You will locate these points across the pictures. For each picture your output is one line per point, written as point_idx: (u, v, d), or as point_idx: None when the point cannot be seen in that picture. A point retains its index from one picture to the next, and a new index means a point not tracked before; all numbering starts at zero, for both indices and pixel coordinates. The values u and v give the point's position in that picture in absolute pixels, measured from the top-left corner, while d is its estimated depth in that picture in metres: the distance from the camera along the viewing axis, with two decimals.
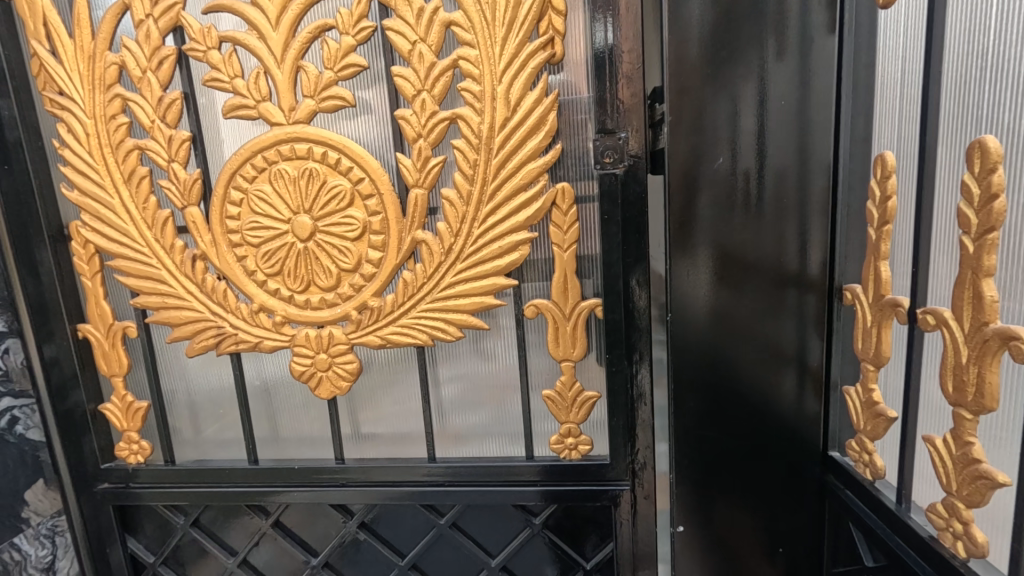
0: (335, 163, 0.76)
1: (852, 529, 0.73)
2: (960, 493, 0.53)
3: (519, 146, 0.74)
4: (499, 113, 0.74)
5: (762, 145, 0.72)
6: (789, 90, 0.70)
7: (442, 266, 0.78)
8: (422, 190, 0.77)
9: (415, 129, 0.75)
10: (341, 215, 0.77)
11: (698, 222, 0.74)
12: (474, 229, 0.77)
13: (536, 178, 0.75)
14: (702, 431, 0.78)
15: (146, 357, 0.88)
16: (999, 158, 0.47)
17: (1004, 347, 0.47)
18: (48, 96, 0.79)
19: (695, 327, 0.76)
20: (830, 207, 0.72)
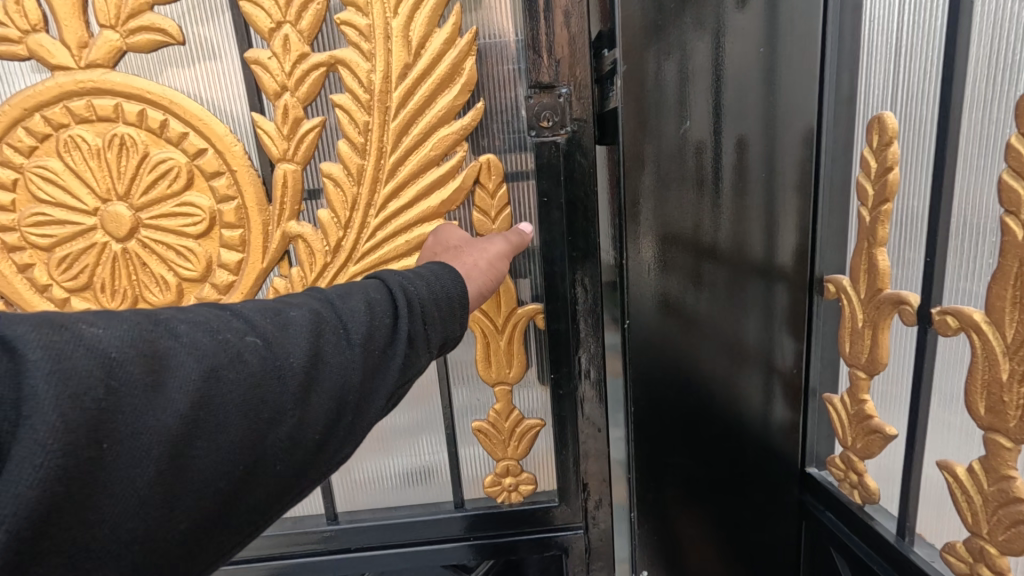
0: (158, 128, 0.58)
1: (834, 556, 0.63)
2: (992, 538, 0.45)
3: (427, 103, 0.57)
4: (397, 57, 0.56)
5: (727, 107, 0.58)
6: (757, 37, 0.57)
7: (329, 269, 0.61)
8: (293, 166, 0.59)
9: (278, 81, 0.57)
10: (176, 203, 0.60)
11: (653, 205, 0.60)
12: (374, 220, 0.60)
13: (455, 146, 0.59)
14: (664, 456, 0.66)
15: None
16: None
17: None
18: None
19: (653, 332, 0.64)
20: (804, 183, 0.59)
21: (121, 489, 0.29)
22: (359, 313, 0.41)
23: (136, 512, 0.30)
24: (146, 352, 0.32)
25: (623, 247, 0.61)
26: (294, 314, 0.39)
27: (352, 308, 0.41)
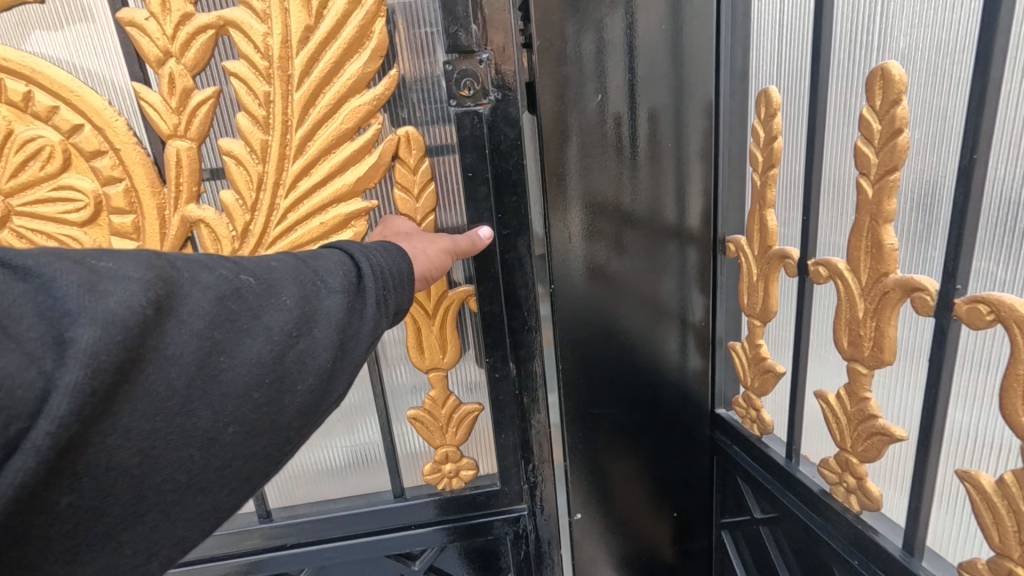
0: (22, 102, 0.56)
1: (740, 482, 0.72)
2: (854, 449, 0.51)
3: (331, 70, 0.57)
4: (297, 19, 0.55)
5: (634, 83, 0.62)
6: (663, 16, 0.60)
7: (240, 255, 0.61)
8: (189, 143, 0.58)
9: (162, 47, 0.55)
10: (55, 187, 0.59)
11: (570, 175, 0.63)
12: (284, 203, 0.60)
13: (370, 118, 0.59)
14: (592, 408, 0.72)
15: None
16: (904, 87, 0.41)
17: (908, 297, 0.43)
18: None
19: (577, 297, 0.68)
20: (708, 153, 0.65)
21: (161, 389, 0.33)
22: (332, 268, 0.43)
23: (184, 407, 0.34)
24: (164, 276, 0.35)
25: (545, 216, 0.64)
26: (277, 264, 0.41)
27: (323, 262, 0.43)
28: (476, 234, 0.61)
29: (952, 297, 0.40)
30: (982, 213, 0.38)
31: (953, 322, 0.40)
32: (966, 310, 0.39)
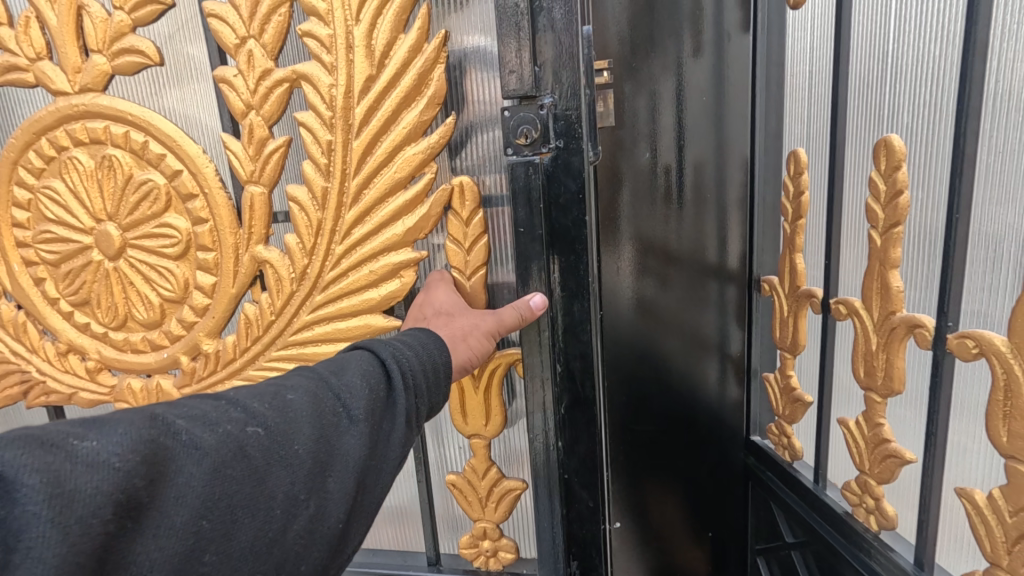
0: (140, 152, 0.63)
1: (773, 508, 0.77)
2: (872, 471, 0.56)
3: (392, 118, 0.56)
4: (360, 68, 0.56)
5: (680, 142, 0.72)
6: (706, 87, 0.71)
7: (295, 297, 0.62)
8: (262, 189, 0.61)
9: (245, 100, 0.59)
10: (156, 226, 0.63)
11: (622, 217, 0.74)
12: (337, 249, 0.60)
13: (425, 166, 0.57)
14: (632, 424, 0.80)
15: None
16: (903, 157, 0.49)
17: (911, 333, 0.49)
18: None
19: (621, 323, 0.77)
20: (746, 202, 0.74)
21: None
22: (358, 389, 0.42)
23: None
24: (156, 450, 0.32)
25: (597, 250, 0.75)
26: (293, 395, 0.40)
27: (348, 382, 0.42)
28: (529, 305, 0.55)
29: (944, 333, 0.46)
30: (966, 262, 0.45)
31: (947, 355, 0.46)
32: (955, 343, 0.45)
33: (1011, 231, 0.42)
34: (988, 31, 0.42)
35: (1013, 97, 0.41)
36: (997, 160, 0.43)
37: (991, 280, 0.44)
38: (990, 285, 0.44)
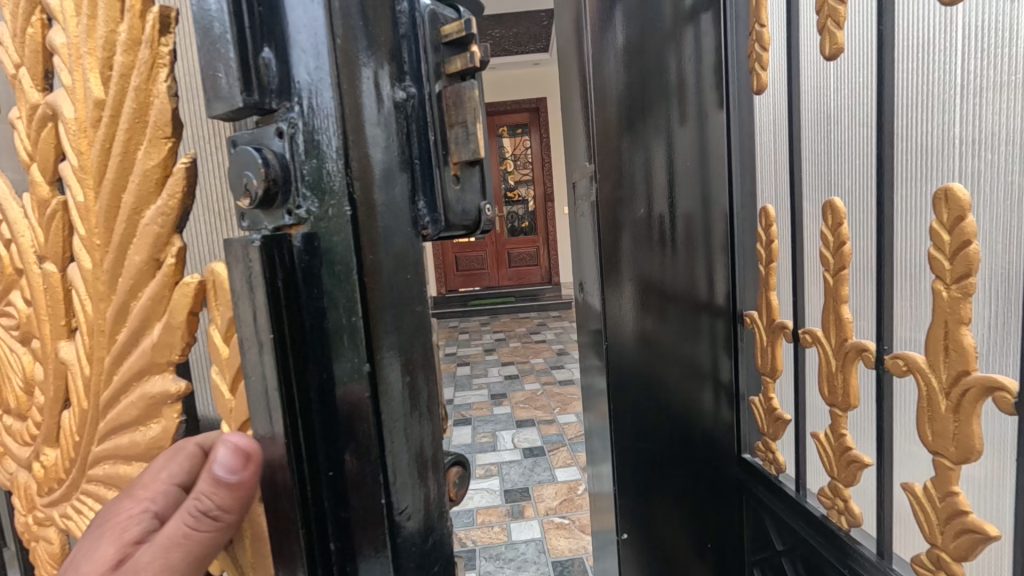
0: None
1: (764, 519, 0.85)
2: (840, 476, 0.66)
3: (126, 163, 0.41)
4: (94, 87, 0.41)
5: (670, 196, 0.86)
6: (690, 151, 0.85)
7: (94, 411, 0.49)
8: (56, 269, 0.50)
9: (29, 150, 0.50)
10: (8, 302, 0.58)
11: (625, 263, 0.87)
12: (119, 376, 0.46)
13: (164, 240, 0.41)
14: (635, 441, 0.90)
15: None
16: (844, 215, 0.63)
17: (859, 356, 0.61)
18: None
19: (622, 353, 0.88)
20: (728, 247, 0.87)
21: None
22: None
23: None
24: None
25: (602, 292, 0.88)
26: None
27: None
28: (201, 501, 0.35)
29: (882, 354, 0.58)
30: (895, 296, 0.56)
31: (886, 372, 0.57)
32: (891, 362, 0.56)
33: (921, 271, 0.54)
34: (894, 122, 0.55)
35: (915, 171, 0.54)
36: (908, 218, 0.55)
37: (913, 310, 0.55)
38: (913, 315, 0.55)
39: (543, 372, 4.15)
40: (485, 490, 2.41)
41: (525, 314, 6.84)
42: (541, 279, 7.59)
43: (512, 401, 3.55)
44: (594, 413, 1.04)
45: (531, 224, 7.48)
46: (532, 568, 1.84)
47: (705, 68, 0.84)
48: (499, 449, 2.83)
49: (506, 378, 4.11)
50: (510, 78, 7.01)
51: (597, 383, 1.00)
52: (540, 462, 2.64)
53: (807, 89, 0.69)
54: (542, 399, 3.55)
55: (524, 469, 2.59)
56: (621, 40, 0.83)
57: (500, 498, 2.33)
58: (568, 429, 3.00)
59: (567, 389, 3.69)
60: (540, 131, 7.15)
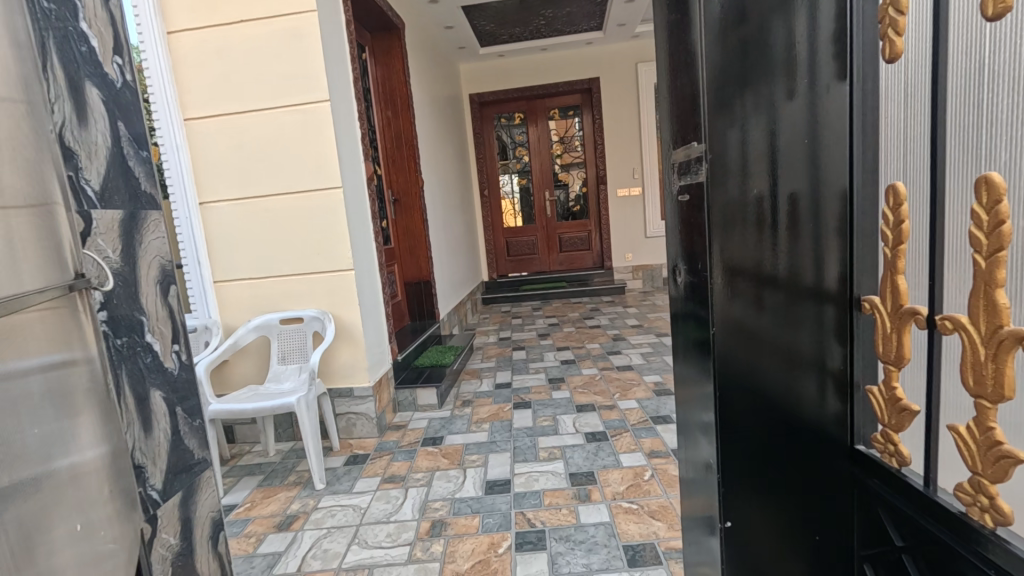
0: None
1: (880, 512, 0.81)
2: (985, 472, 0.62)
3: None
4: None
5: (771, 174, 0.83)
6: (800, 126, 0.81)
7: None
8: None
9: None
10: None
11: (734, 248, 0.85)
12: None
13: None
14: (732, 427, 0.90)
15: (77, 396, 0.85)
16: (1003, 191, 0.57)
17: (1018, 344, 0.56)
18: (72, 149, 0.97)
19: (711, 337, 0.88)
20: (842, 229, 0.82)
21: None
22: None
23: None
24: None
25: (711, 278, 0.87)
26: None
27: None
28: None
29: None
30: None
31: None
32: None
33: None
34: None
35: None
36: None
37: None
38: None
39: (600, 358, 4.13)
40: (550, 473, 2.44)
41: (577, 298, 6.78)
42: (592, 263, 7.50)
43: (571, 386, 3.55)
44: (691, 399, 1.04)
45: (583, 208, 7.38)
46: (604, 551, 1.86)
47: (822, 37, 0.79)
48: (561, 433, 2.85)
49: (562, 362, 4.11)
50: (560, 59, 6.89)
51: (695, 368, 1.00)
52: (604, 447, 2.64)
53: (959, 55, 0.64)
54: (600, 384, 3.53)
55: (588, 453, 2.59)
56: (717, 10, 0.80)
57: (565, 482, 2.35)
58: (630, 415, 2.98)
59: (626, 375, 3.66)
60: (591, 113, 7.01)
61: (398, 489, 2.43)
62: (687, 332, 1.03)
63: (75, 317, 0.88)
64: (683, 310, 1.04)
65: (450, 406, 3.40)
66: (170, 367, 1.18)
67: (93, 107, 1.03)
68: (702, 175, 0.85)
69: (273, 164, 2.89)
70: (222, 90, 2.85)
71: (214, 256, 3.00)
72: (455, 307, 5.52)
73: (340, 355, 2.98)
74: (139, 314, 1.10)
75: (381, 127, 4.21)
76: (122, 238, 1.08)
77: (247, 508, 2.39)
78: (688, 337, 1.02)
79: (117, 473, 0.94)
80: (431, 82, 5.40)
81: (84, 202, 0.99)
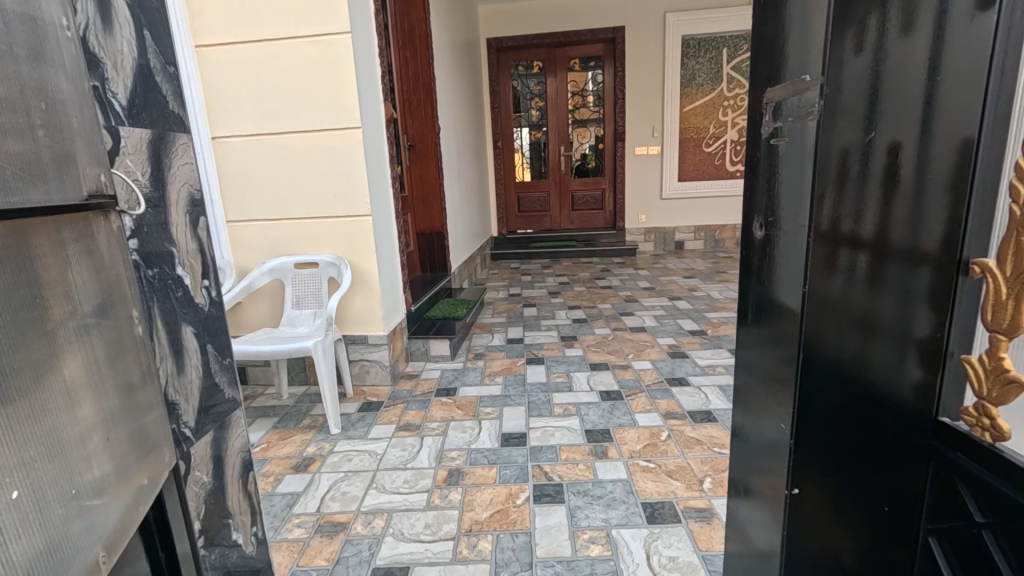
0: None
1: (959, 485, 0.77)
2: None
3: None
4: None
5: (872, 125, 0.74)
6: (917, 67, 0.70)
7: None
8: None
9: None
10: None
11: (840, 203, 0.77)
12: None
13: None
14: (805, 392, 0.87)
15: (121, 322, 0.79)
16: None
17: None
18: (100, 54, 0.88)
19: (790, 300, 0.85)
20: (953, 184, 0.72)
21: None
22: None
23: None
24: None
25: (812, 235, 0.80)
26: None
27: None
28: None
29: None
30: None
31: None
32: None
33: None
34: None
35: None
36: None
37: None
38: None
39: (613, 318, 4.09)
40: (566, 429, 2.44)
41: (588, 258, 6.69)
42: (604, 224, 7.36)
43: (584, 344, 3.53)
44: (764, 358, 1.00)
45: (598, 165, 7.17)
46: (622, 507, 1.87)
47: None
48: (575, 390, 2.84)
49: (575, 321, 4.07)
50: (585, 4, 6.51)
51: (774, 327, 0.95)
52: (619, 406, 2.63)
53: None
54: (614, 344, 3.51)
55: (603, 411, 2.59)
56: None
57: (581, 438, 2.35)
58: (645, 376, 2.96)
59: (639, 336, 3.63)
60: (613, 65, 6.70)
61: (414, 437, 2.43)
62: (768, 289, 0.96)
63: (108, 240, 0.78)
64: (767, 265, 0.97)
65: (463, 358, 3.39)
66: (201, 304, 1.13)
67: (117, 9, 0.93)
68: (812, 118, 0.77)
69: (289, 100, 2.75)
70: (236, 16, 2.67)
71: (227, 195, 2.90)
72: (466, 261, 5.45)
73: (354, 302, 2.94)
74: (170, 247, 1.03)
75: (400, 67, 4.01)
76: (150, 161, 1.00)
77: (264, 448, 2.40)
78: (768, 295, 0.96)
79: (160, 413, 0.88)
80: (449, 21, 5.12)
81: (110, 117, 0.90)
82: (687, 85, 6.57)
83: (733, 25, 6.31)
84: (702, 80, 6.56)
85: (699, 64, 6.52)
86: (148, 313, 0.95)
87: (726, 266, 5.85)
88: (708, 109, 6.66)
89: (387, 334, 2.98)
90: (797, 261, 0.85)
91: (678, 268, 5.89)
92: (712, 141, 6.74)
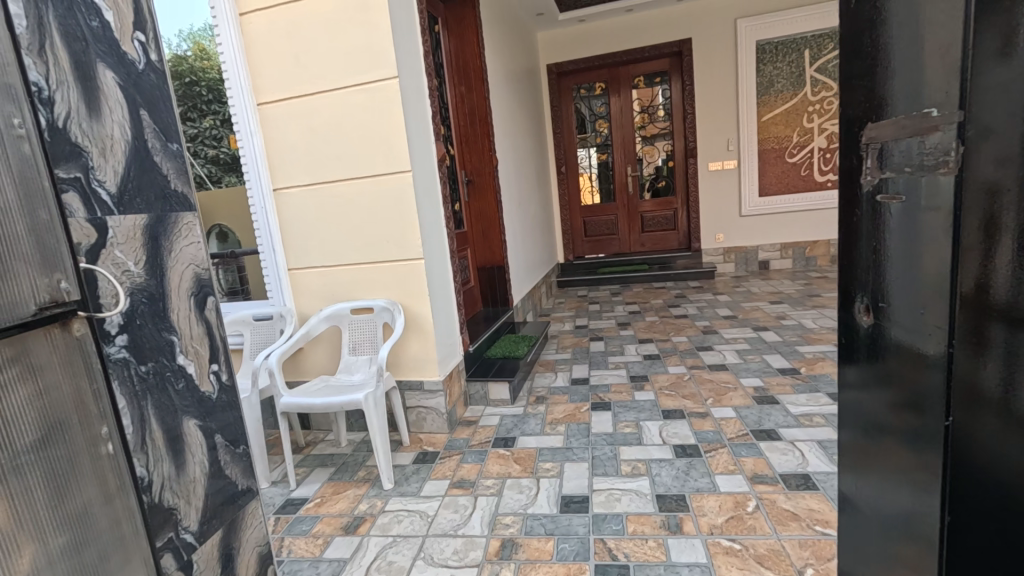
0: None
1: None
2: None
3: None
4: None
5: None
6: None
7: None
8: None
9: None
10: None
11: (1002, 270, 0.41)
12: None
13: None
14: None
15: (84, 446, 0.74)
16: None
17: None
18: (84, 143, 0.83)
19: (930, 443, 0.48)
20: None
21: None
22: None
23: None
24: None
25: (949, 322, 0.45)
26: None
27: None
28: None
29: None
30: None
31: None
32: None
33: None
34: None
35: None
36: None
37: None
38: None
39: (689, 354, 3.72)
40: (633, 492, 2.17)
41: (660, 283, 6.29)
42: (678, 245, 6.92)
43: (656, 386, 3.21)
44: (850, 489, 0.63)
45: (668, 184, 6.79)
46: None
47: None
48: (645, 443, 2.55)
49: (646, 358, 3.76)
50: (648, 19, 6.27)
51: (864, 452, 0.58)
52: (696, 466, 2.31)
53: None
54: (690, 386, 3.16)
55: (677, 472, 2.28)
56: None
57: (652, 505, 2.07)
58: (727, 427, 2.61)
59: (720, 377, 3.25)
60: (681, 78, 6.37)
61: (467, 497, 2.27)
62: (849, 398, 0.61)
63: (68, 356, 0.73)
64: (846, 370, 0.62)
65: (524, 402, 3.20)
66: (206, 391, 1.04)
67: (109, 93, 0.89)
68: (946, 175, 0.43)
69: (342, 147, 2.77)
70: (293, 72, 2.75)
71: (288, 244, 2.97)
72: (530, 292, 5.30)
73: (409, 347, 2.87)
74: (171, 336, 0.97)
75: (456, 104, 3.99)
76: (147, 247, 0.94)
77: (317, 503, 2.34)
78: (851, 407, 0.61)
79: (132, 534, 0.82)
80: (507, 53, 5.11)
81: (97, 208, 0.84)
82: (765, 92, 6.08)
83: (816, 23, 5.79)
84: (782, 86, 6.05)
85: (778, 69, 6.04)
86: (142, 414, 0.89)
87: (820, 288, 5.23)
88: (790, 116, 6.11)
89: (442, 379, 2.87)
90: (919, 378, 0.50)
91: (763, 292, 5.35)
92: (797, 151, 6.15)
